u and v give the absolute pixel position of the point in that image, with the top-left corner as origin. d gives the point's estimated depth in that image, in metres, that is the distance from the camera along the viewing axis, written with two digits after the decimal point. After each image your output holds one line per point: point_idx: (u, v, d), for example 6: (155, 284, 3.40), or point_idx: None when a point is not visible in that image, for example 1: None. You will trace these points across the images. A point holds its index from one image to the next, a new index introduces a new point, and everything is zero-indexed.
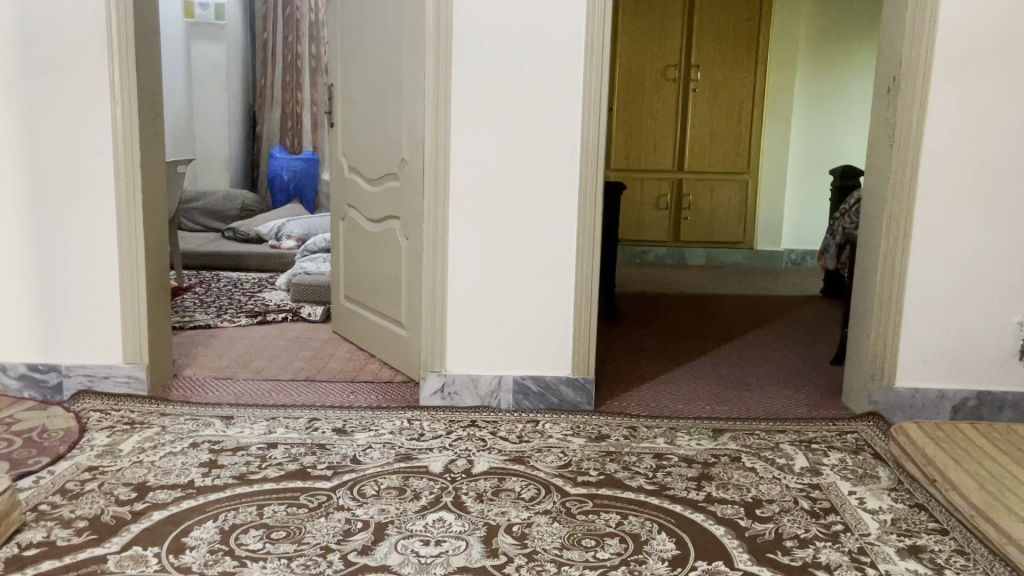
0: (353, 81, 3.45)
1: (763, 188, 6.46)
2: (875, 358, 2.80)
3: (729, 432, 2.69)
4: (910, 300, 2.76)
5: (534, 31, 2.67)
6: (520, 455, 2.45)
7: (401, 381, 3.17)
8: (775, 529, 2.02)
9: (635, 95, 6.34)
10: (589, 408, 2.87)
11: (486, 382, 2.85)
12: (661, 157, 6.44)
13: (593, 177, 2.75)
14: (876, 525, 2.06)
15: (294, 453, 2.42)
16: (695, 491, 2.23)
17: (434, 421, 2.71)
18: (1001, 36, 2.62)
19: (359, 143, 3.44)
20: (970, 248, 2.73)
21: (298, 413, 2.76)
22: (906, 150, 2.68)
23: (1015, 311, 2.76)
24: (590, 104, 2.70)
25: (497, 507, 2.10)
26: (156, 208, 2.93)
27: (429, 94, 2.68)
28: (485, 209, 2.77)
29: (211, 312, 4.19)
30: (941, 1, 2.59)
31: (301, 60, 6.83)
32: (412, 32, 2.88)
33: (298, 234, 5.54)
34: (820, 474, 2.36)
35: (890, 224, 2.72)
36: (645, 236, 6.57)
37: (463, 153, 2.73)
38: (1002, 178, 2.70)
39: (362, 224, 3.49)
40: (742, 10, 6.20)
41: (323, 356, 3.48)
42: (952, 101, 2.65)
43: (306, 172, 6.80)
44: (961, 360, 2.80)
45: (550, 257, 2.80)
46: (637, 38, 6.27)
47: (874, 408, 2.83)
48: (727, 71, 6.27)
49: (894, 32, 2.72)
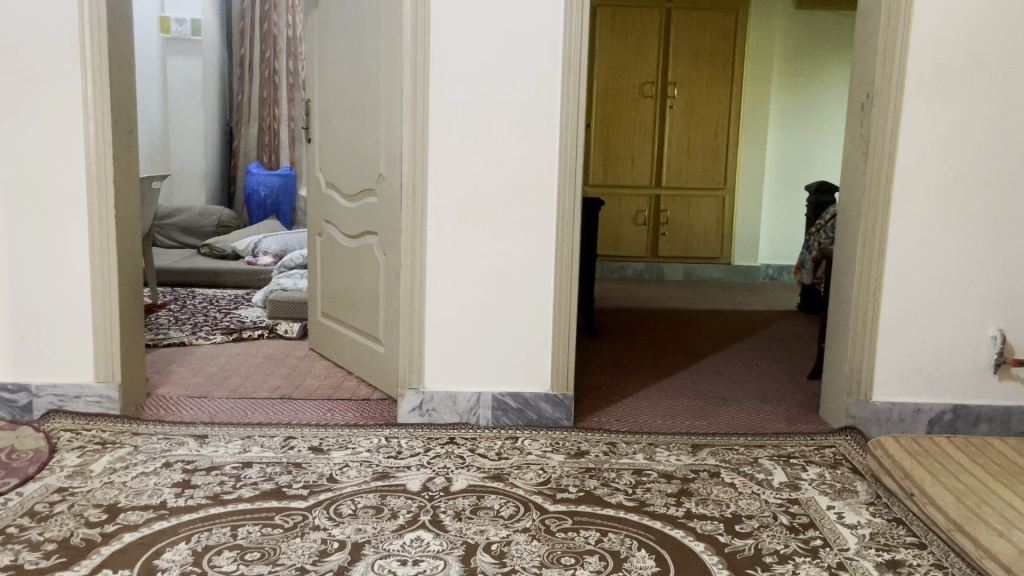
0: (331, 96, 3.43)
1: (740, 204, 6.53)
2: (852, 373, 2.82)
3: (708, 447, 2.69)
4: (886, 315, 2.79)
5: (513, 50, 2.67)
6: (499, 473, 2.43)
7: (379, 398, 3.14)
8: (754, 545, 2.02)
9: (613, 112, 6.37)
10: (568, 424, 2.86)
11: (465, 398, 2.83)
12: (639, 172, 6.46)
13: (571, 195, 2.75)
14: (854, 540, 2.06)
15: (270, 472, 2.39)
16: (675, 507, 2.22)
17: (412, 438, 2.68)
18: (972, 53, 2.66)
19: (337, 159, 3.43)
20: (944, 262, 2.76)
21: (274, 431, 2.73)
22: (880, 166, 2.70)
23: (989, 325, 2.79)
24: (568, 119, 2.71)
25: (475, 526, 2.08)
26: (131, 223, 2.90)
27: (407, 109, 2.68)
28: (463, 225, 2.76)
29: (186, 329, 4.14)
30: (913, 19, 2.63)
31: (279, 76, 6.82)
32: (389, 48, 2.87)
33: (275, 250, 5.53)
34: (798, 488, 2.36)
35: (866, 239, 2.74)
36: (623, 252, 6.59)
37: (441, 169, 2.72)
38: (975, 193, 2.73)
39: (339, 240, 3.47)
40: (717, 28, 6.26)
41: (299, 374, 3.45)
42: (925, 117, 2.69)
43: (283, 188, 6.77)
44: (935, 374, 2.82)
45: (529, 273, 2.79)
46: (613, 55, 6.30)
47: (851, 422, 2.84)
48: (703, 88, 6.33)
49: (866, 49, 2.75)
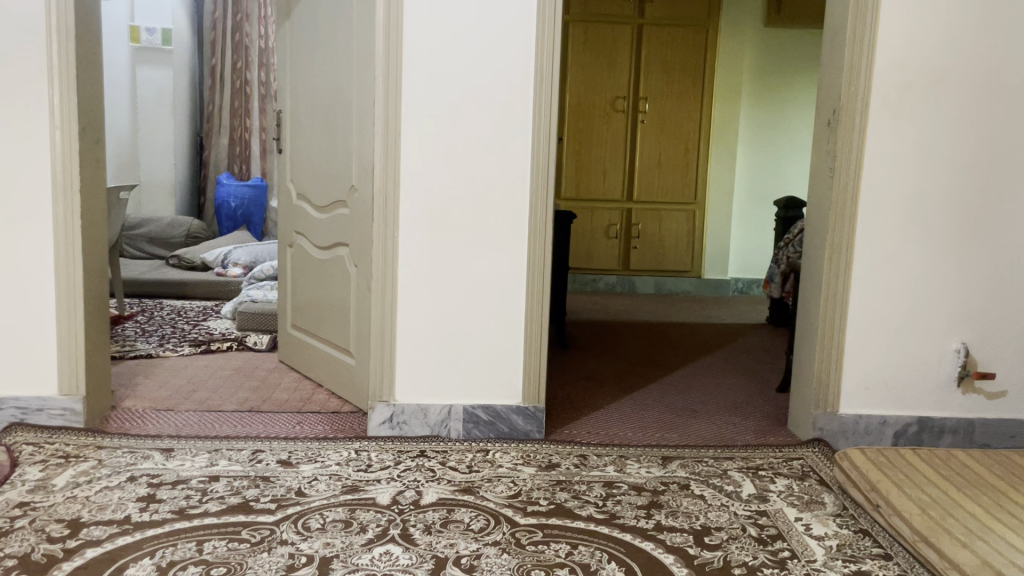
0: (303, 107, 3.42)
1: (711, 217, 6.60)
2: (819, 386, 2.85)
3: (678, 459, 2.70)
4: (853, 328, 2.83)
5: (486, 63, 2.68)
6: (469, 486, 2.42)
7: (349, 411, 3.12)
8: (723, 557, 2.02)
9: (585, 126, 6.41)
10: (539, 436, 2.86)
11: (436, 411, 2.82)
12: (611, 186, 6.51)
13: (543, 208, 2.76)
14: (821, 552, 2.08)
15: (237, 486, 2.36)
16: (645, 520, 2.23)
17: (382, 451, 2.67)
18: (935, 71, 2.71)
19: (308, 169, 3.41)
20: (908, 277, 2.81)
21: (242, 444, 2.70)
22: (847, 181, 2.74)
23: (953, 338, 2.84)
24: (540, 133, 2.72)
25: (445, 539, 2.06)
26: (97, 234, 2.86)
27: (379, 120, 2.68)
28: (435, 237, 2.76)
29: (153, 341, 4.09)
30: (878, 37, 2.69)
31: (251, 87, 6.78)
32: (362, 58, 2.87)
33: (246, 262, 5.48)
34: (767, 500, 2.38)
35: (832, 253, 2.78)
36: (595, 265, 6.62)
37: (413, 181, 2.72)
38: (939, 208, 2.78)
39: (310, 251, 3.45)
40: (688, 44, 6.33)
41: (269, 386, 3.41)
42: (890, 134, 2.74)
43: (254, 199, 6.72)
44: (901, 386, 2.86)
45: (501, 285, 2.80)
46: (586, 69, 6.34)
47: (819, 434, 2.87)
48: (674, 104, 6.39)
49: (833, 67, 2.80)
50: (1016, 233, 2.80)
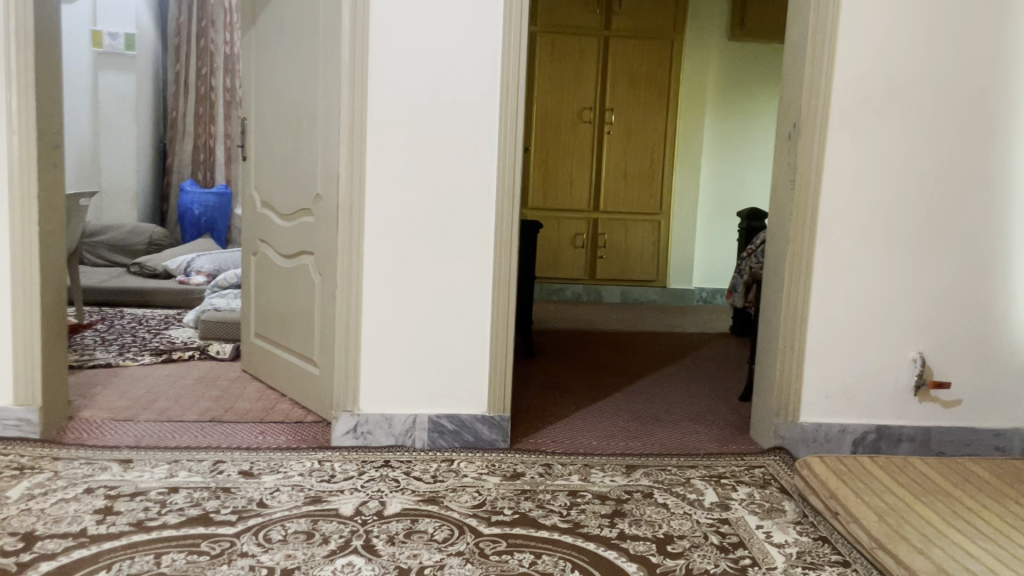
0: (267, 114, 3.40)
1: (676, 228, 6.66)
2: (780, 395, 2.89)
3: (641, 468, 2.72)
4: (813, 337, 2.87)
5: (453, 72, 2.69)
6: (434, 496, 2.41)
7: (312, 421, 3.09)
8: (685, 565, 2.04)
9: (552, 136, 6.44)
10: (504, 446, 2.86)
11: (401, 421, 2.81)
12: (578, 196, 6.55)
13: (510, 217, 2.77)
14: (782, 559, 2.11)
15: (197, 498, 2.32)
16: (609, 528, 2.23)
17: (345, 462, 2.65)
18: (892, 86, 2.77)
19: (273, 177, 3.38)
20: (866, 288, 2.86)
21: (203, 455, 2.66)
22: (807, 193, 2.79)
23: (910, 348, 2.89)
24: (507, 143, 2.73)
25: (409, 550, 2.05)
26: (55, 241, 2.81)
27: (344, 128, 2.67)
28: (401, 246, 2.75)
29: (113, 350, 4.02)
30: (837, 53, 2.74)
31: (215, 93, 6.73)
32: (326, 66, 2.86)
33: (209, 269, 5.43)
34: (728, 508, 2.40)
35: (793, 264, 2.83)
36: (561, 275, 6.64)
37: (378, 190, 2.72)
38: (897, 221, 2.84)
39: (274, 260, 3.42)
40: (653, 57, 6.40)
41: (231, 396, 3.37)
42: (849, 146, 2.79)
43: (218, 206, 6.64)
44: (860, 396, 2.91)
45: (466, 295, 2.80)
46: (553, 80, 6.37)
47: (780, 442, 2.91)
48: (640, 115, 6.45)
49: (793, 80, 2.85)
50: (971, 245, 2.86)
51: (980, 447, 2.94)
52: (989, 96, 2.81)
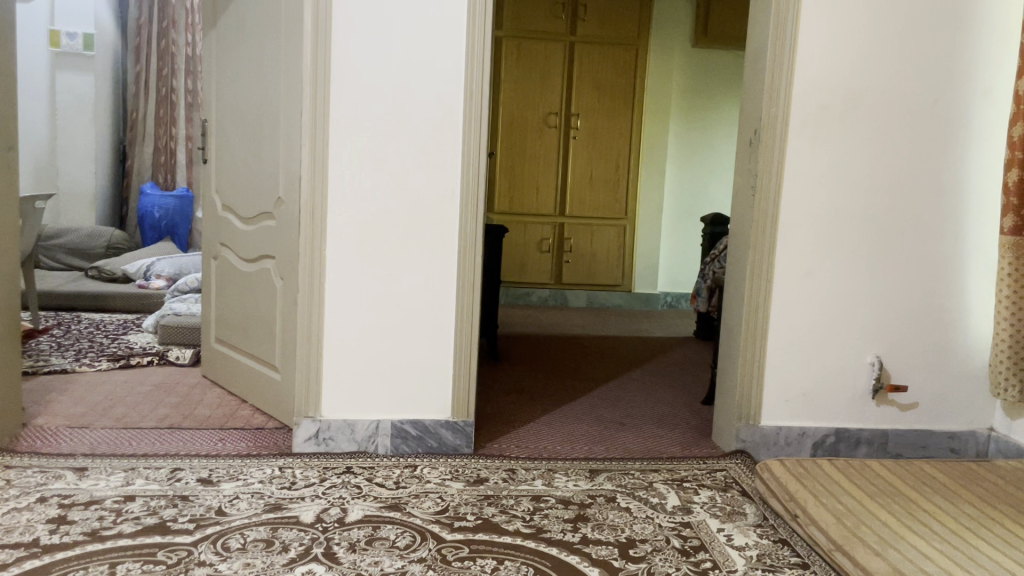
0: (229, 117, 3.36)
1: (641, 233, 6.70)
2: (742, 399, 2.92)
3: (605, 472, 2.73)
4: (774, 342, 2.90)
5: (416, 76, 2.68)
6: (396, 502, 2.39)
7: (273, 427, 3.06)
8: (647, 569, 2.05)
9: (518, 141, 6.45)
10: (468, 451, 2.85)
11: (363, 427, 2.79)
12: (544, 201, 6.56)
13: (474, 221, 2.76)
14: (742, 561, 2.12)
15: (153, 506, 2.28)
16: (571, 533, 2.24)
17: (307, 468, 2.62)
18: (850, 94, 2.82)
19: (234, 180, 3.34)
20: (826, 293, 2.90)
21: (160, 463, 2.61)
22: (767, 198, 2.82)
23: (868, 352, 2.94)
24: (470, 147, 2.73)
25: (370, 557, 2.03)
26: (9, 243, 2.74)
27: (306, 131, 2.65)
28: (364, 250, 2.73)
29: (69, 356, 3.94)
30: (797, 61, 2.78)
31: (177, 95, 6.65)
32: (287, 69, 2.83)
33: (169, 273, 5.33)
34: (690, 512, 2.42)
35: (754, 269, 2.86)
36: (527, 279, 6.65)
37: (340, 193, 2.69)
38: (856, 226, 2.88)
39: (235, 264, 3.38)
40: (618, 63, 6.44)
41: (190, 403, 3.32)
42: (808, 153, 2.83)
43: (179, 209, 6.53)
44: (819, 399, 2.95)
45: (430, 300, 2.79)
46: (519, 85, 6.39)
47: (741, 446, 2.93)
48: (605, 121, 6.49)
49: (754, 88, 2.88)
50: (927, 250, 2.92)
51: (936, 449, 3.00)
52: (944, 105, 2.87)
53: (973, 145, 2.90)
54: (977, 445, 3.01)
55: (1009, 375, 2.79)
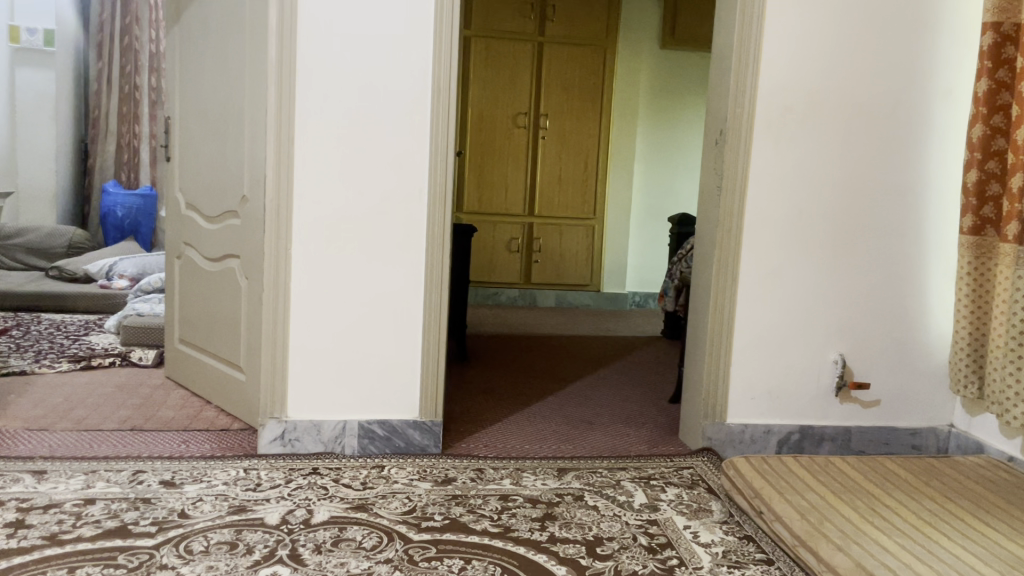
0: (193, 114, 3.32)
1: (609, 234, 6.73)
2: (708, 397, 2.94)
3: (573, 471, 2.73)
4: (739, 340, 2.93)
5: (383, 74, 2.66)
6: (363, 503, 2.37)
7: (238, 429, 3.02)
8: (613, 567, 2.05)
9: (486, 141, 6.44)
10: (436, 451, 2.84)
11: (330, 427, 2.77)
12: (512, 201, 6.56)
13: (441, 221, 2.76)
14: (708, 558, 2.13)
15: (115, 509, 2.24)
16: (539, 532, 2.24)
17: (272, 470, 2.59)
18: (813, 96, 2.85)
19: (198, 179, 3.30)
20: (790, 292, 2.93)
21: (122, 465, 2.57)
22: (732, 198, 2.85)
23: (831, 350, 2.98)
24: (438, 147, 2.72)
25: (336, 559, 2.02)
26: None
27: (271, 128, 2.61)
28: (330, 249, 2.71)
29: (28, 357, 3.86)
30: (761, 62, 2.81)
31: (140, 92, 6.55)
32: (251, 66, 2.80)
33: (132, 274, 5.24)
34: (657, 509, 2.43)
35: (720, 267, 2.88)
36: (496, 279, 6.65)
37: (306, 192, 2.67)
38: (820, 226, 2.92)
39: (199, 263, 3.34)
40: (586, 64, 6.46)
41: (154, 404, 3.27)
42: (773, 154, 2.86)
43: (143, 208, 6.43)
44: (784, 396, 2.98)
45: (397, 300, 2.77)
46: (488, 85, 6.39)
47: (708, 443, 2.96)
48: (574, 121, 6.51)
49: (719, 89, 2.91)
50: (889, 250, 2.97)
51: (897, 446, 3.05)
52: (905, 107, 2.92)
53: (933, 146, 2.95)
54: (937, 441, 3.06)
55: (969, 371, 2.82)
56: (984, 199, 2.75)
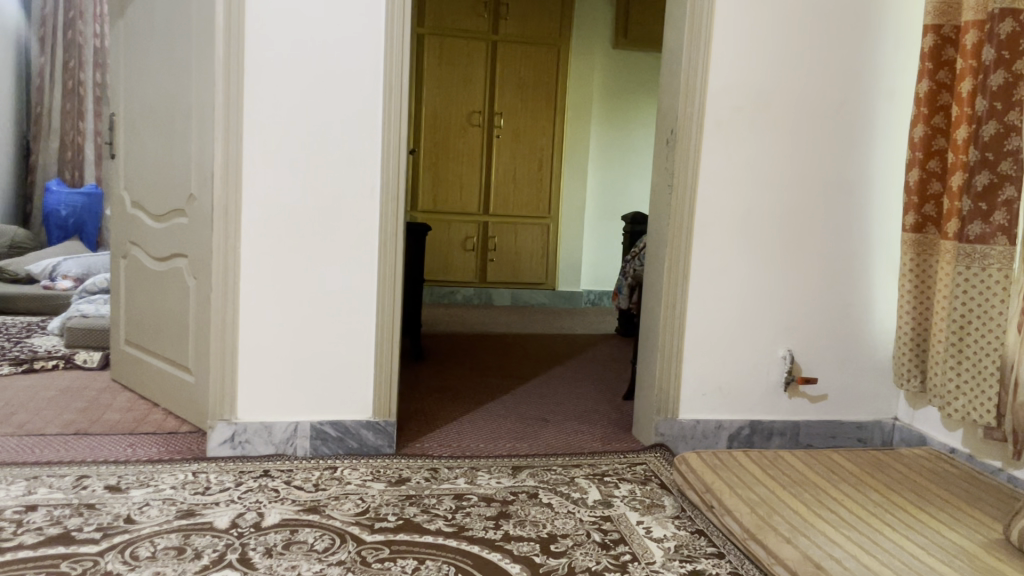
0: (138, 111, 3.24)
1: (563, 232, 6.76)
2: (661, 394, 2.97)
3: (527, 469, 2.74)
4: (691, 336, 2.96)
5: (333, 71, 2.63)
6: (315, 505, 2.35)
7: (187, 431, 2.96)
8: (567, 564, 2.06)
9: (440, 139, 6.42)
10: (389, 451, 2.83)
11: (281, 429, 2.73)
12: (467, 199, 6.55)
13: (394, 220, 2.73)
14: (660, 553, 2.16)
15: (57, 516, 2.18)
16: (493, 530, 2.24)
17: (222, 473, 2.55)
18: (762, 96, 2.90)
19: (144, 177, 3.23)
20: (740, 290, 2.98)
21: (65, 470, 2.50)
22: (684, 196, 2.88)
23: (780, 346, 3.03)
24: (390, 145, 2.70)
25: (287, 562, 1.99)
26: None
27: (219, 125, 2.56)
28: (281, 248, 2.67)
29: None
30: (711, 63, 2.84)
31: (85, 88, 6.45)
32: (198, 61, 2.74)
33: (76, 274, 5.10)
34: (611, 505, 2.45)
35: (672, 265, 2.91)
36: (452, 278, 6.63)
37: (256, 190, 2.63)
38: (768, 224, 2.96)
39: (145, 263, 3.26)
40: (540, 63, 6.48)
41: (99, 407, 3.19)
42: (722, 152, 2.89)
43: (87, 207, 6.27)
44: (734, 391, 3.02)
45: (349, 299, 2.74)
46: (441, 83, 6.36)
47: (660, 439, 2.99)
48: (528, 120, 6.52)
49: (671, 88, 2.94)
50: (837, 248, 3.03)
51: (844, 439, 3.11)
52: (850, 107, 2.98)
53: (877, 147, 3.01)
54: (881, 434, 3.14)
55: (911, 366, 2.88)
56: (925, 198, 2.82)
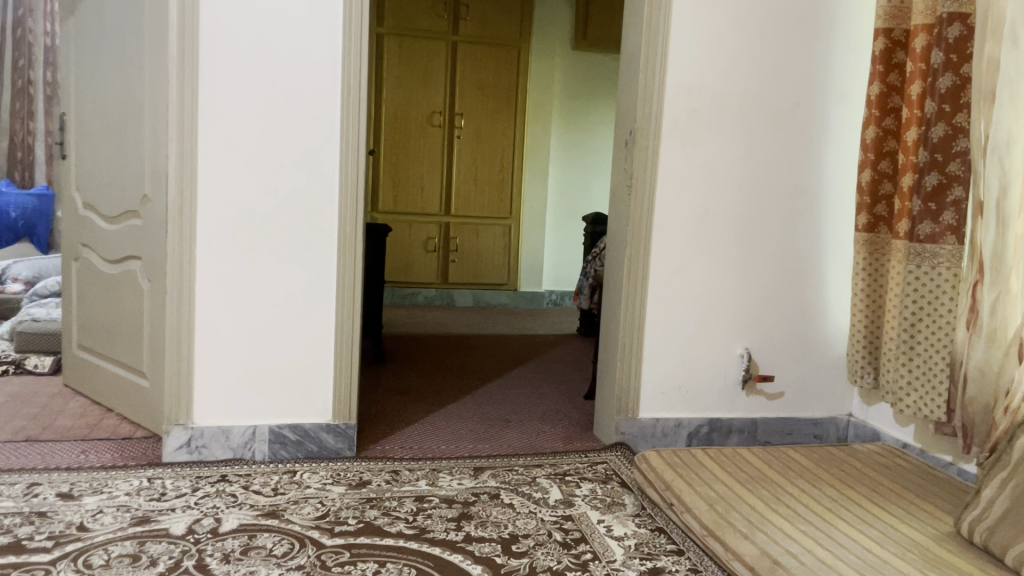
0: (89, 110, 3.18)
1: (525, 233, 6.77)
2: (621, 393, 2.98)
3: (489, 469, 2.74)
4: (651, 336, 2.99)
5: (290, 70, 2.61)
6: (274, 510, 2.32)
7: (142, 436, 2.91)
8: (528, 564, 2.06)
9: (401, 140, 6.39)
10: (349, 454, 2.80)
11: (238, 433, 2.69)
12: (428, 200, 6.52)
13: (353, 221, 2.71)
14: (621, 551, 2.17)
15: (7, 524, 2.13)
16: (455, 532, 2.23)
17: (178, 478, 2.51)
18: (718, 97, 2.93)
19: (95, 178, 3.17)
20: (698, 289, 3.01)
21: (15, 478, 2.44)
22: (643, 197, 2.90)
23: (738, 344, 3.07)
24: (348, 145, 2.68)
25: (245, 567, 1.96)
26: None
27: (173, 124, 2.52)
28: (237, 250, 2.64)
29: None
30: (669, 65, 2.87)
31: (35, 87, 6.30)
32: (151, 59, 2.70)
33: (27, 277, 4.98)
34: (572, 505, 2.46)
35: (631, 265, 2.93)
36: (413, 279, 6.60)
37: (211, 191, 2.59)
38: (726, 225, 3.00)
39: (96, 265, 3.20)
40: (500, 64, 6.48)
41: (50, 413, 3.12)
42: (679, 153, 2.92)
43: (39, 209, 6.12)
44: (693, 390, 3.05)
45: (307, 302, 2.72)
46: (401, 84, 6.34)
47: (621, 438, 3.00)
48: (489, 121, 6.52)
49: (629, 89, 2.96)
50: (792, 248, 3.07)
51: (801, 435, 3.16)
52: (804, 109, 3.03)
53: (831, 148, 3.07)
54: (837, 431, 3.19)
55: (865, 363, 2.94)
56: (877, 198, 2.88)
